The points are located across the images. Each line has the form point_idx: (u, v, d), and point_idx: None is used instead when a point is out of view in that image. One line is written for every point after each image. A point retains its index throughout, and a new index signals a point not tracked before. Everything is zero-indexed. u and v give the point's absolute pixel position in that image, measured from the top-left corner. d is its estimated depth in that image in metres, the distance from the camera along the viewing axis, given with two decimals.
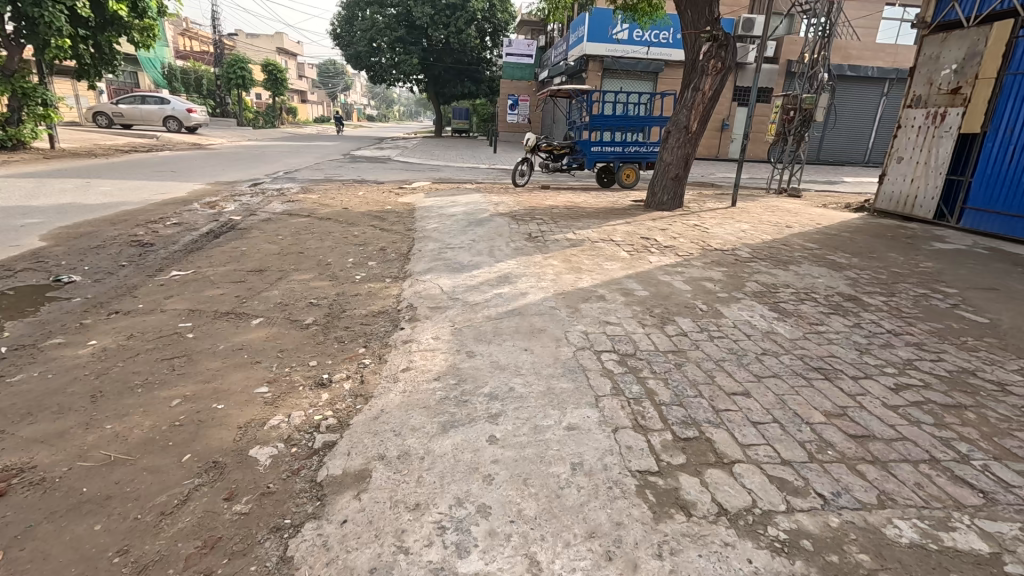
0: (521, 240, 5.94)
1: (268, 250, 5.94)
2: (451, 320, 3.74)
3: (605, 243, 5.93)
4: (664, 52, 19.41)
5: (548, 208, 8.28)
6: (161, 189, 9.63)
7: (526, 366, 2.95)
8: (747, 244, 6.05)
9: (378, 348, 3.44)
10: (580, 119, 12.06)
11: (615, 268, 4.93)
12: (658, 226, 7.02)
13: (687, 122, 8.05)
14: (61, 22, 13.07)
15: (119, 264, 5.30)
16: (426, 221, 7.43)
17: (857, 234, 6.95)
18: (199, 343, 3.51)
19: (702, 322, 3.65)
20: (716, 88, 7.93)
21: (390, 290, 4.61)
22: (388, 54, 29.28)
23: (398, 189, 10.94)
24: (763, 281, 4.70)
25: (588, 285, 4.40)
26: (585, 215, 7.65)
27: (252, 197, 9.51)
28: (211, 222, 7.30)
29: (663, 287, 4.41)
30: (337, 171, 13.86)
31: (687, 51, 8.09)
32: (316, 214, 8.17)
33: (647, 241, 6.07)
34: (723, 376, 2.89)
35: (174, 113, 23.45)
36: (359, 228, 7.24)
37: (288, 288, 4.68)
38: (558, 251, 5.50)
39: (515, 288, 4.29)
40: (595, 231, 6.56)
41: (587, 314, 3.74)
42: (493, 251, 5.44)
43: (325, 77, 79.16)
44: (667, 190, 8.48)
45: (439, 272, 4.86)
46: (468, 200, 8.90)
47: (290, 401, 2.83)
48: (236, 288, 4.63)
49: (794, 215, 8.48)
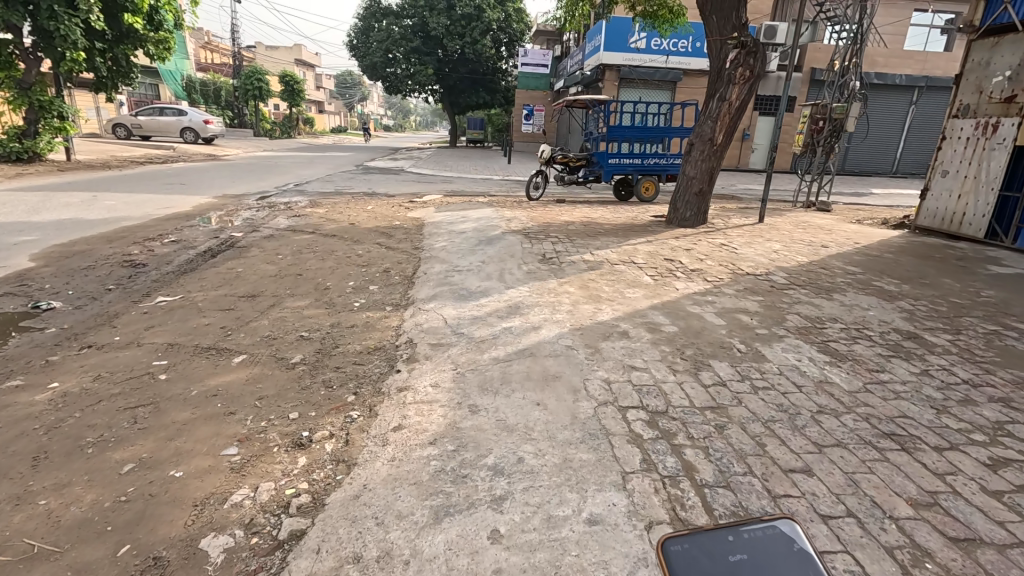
0: (534, 261, 5.51)
1: (265, 271, 5.60)
2: (454, 361, 3.31)
3: (625, 266, 5.46)
4: (682, 61, 18.96)
5: (563, 224, 7.84)
6: (166, 203, 9.42)
7: (539, 428, 2.50)
8: (782, 267, 5.53)
9: (371, 396, 3.02)
10: (596, 130, 11.66)
11: (638, 297, 4.46)
12: (682, 245, 6.54)
13: (713, 134, 7.56)
14: (77, 35, 13.08)
15: (106, 287, 4.98)
16: (434, 239, 7.05)
17: (901, 255, 6.37)
18: (171, 388, 3.12)
19: (742, 368, 3.17)
20: (743, 98, 7.44)
21: (389, 321, 4.20)
22: (403, 65, 29.34)
23: (408, 203, 10.63)
24: (806, 313, 4.18)
25: (609, 318, 3.94)
26: (603, 233, 7.20)
27: (258, 211, 9.25)
28: (212, 240, 7.01)
29: (693, 320, 3.93)
30: (348, 183, 13.62)
31: (712, 58, 7.61)
32: (321, 230, 7.85)
33: (671, 264, 5.59)
34: (776, 445, 2.40)
35: (191, 123, 23.53)
36: (365, 246, 6.88)
37: (281, 317, 4.30)
38: (575, 275, 5.06)
39: (527, 321, 3.85)
40: (614, 251, 6.10)
41: (609, 357, 3.27)
42: (504, 276, 5.02)
43: (343, 88, 80.30)
44: (690, 206, 7.99)
45: (444, 301, 4.44)
46: (479, 215, 8.51)
47: (261, 467, 2.41)
48: (223, 318, 4.26)
49: (827, 232, 7.92)
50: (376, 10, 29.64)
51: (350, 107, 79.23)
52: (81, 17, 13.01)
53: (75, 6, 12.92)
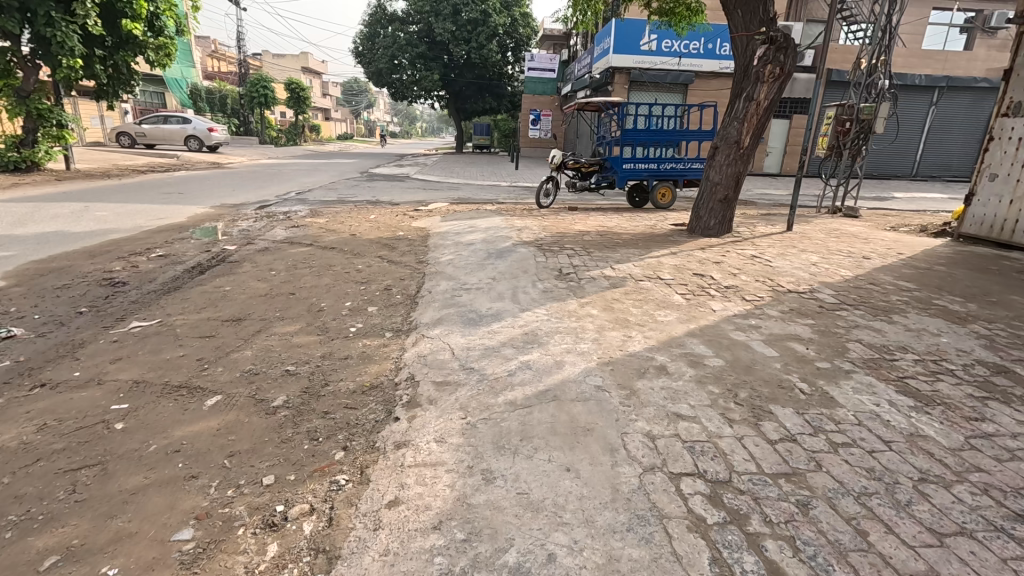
0: (551, 278, 4.99)
1: (257, 290, 5.12)
2: (462, 406, 2.77)
3: (652, 283, 4.92)
4: (695, 63, 18.43)
5: (578, 234, 7.32)
6: (160, 214, 9.00)
7: (572, 510, 1.96)
8: (826, 283, 4.98)
9: (364, 453, 2.49)
10: (609, 134, 11.15)
11: (671, 321, 3.92)
12: (710, 258, 6.00)
13: (739, 136, 7.02)
14: (74, 42, 12.72)
15: (78, 309, 4.51)
16: (440, 252, 6.55)
17: (952, 266, 5.79)
18: (125, 440, 2.62)
19: (812, 417, 2.61)
20: (772, 98, 6.91)
21: (389, 351, 3.68)
22: (409, 70, 29.07)
23: (413, 211, 10.17)
24: (869, 340, 3.63)
25: (642, 349, 3.40)
26: (622, 243, 6.68)
27: (255, 222, 8.80)
28: (202, 254, 6.55)
29: (739, 350, 3.39)
30: (351, 191, 13.18)
31: (738, 55, 7.10)
32: (320, 242, 7.38)
33: (702, 280, 5.05)
34: (884, 536, 1.85)
35: (195, 131, 23.23)
36: (365, 260, 6.39)
37: (266, 346, 3.79)
38: (597, 294, 4.53)
39: (548, 354, 3.32)
40: (637, 265, 5.58)
41: (648, 402, 2.73)
42: (518, 295, 4.50)
43: (349, 95, 80.58)
44: (715, 214, 7.44)
45: (451, 326, 3.92)
46: (488, 224, 8.02)
47: (219, 560, 1.89)
48: (201, 348, 3.76)
49: (864, 241, 7.33)
50: (382, 16, 29.41)
51: (356, 114, 79.33)
52: (77, 23, 12.63)
53: (71, 12, 12.54)
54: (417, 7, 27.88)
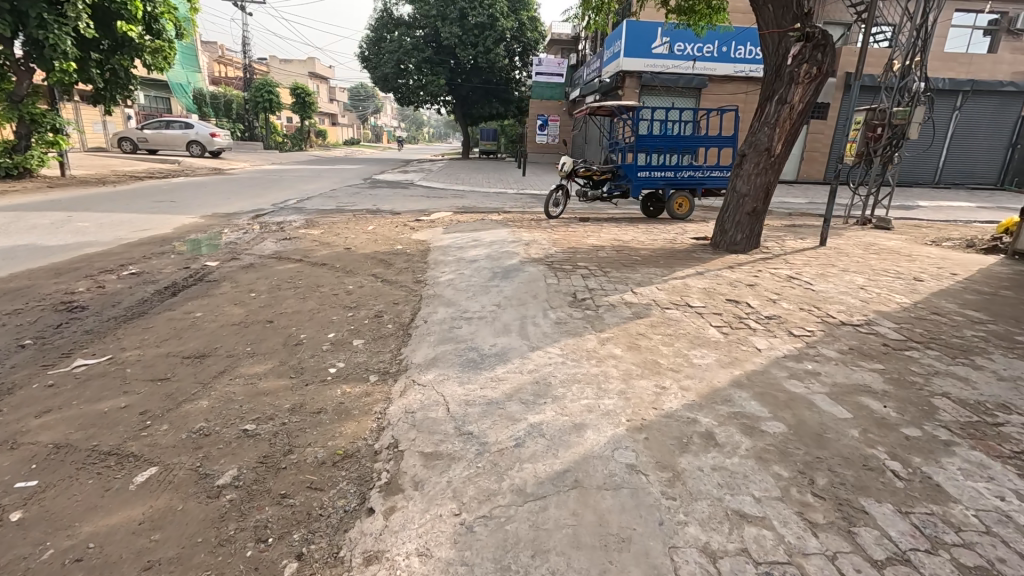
0: (563, 305, 4.36)
1: (232, 317, 4.53)
2: (456, 494, 2.14)
3: (680, 312, 4.28)
4: (709, 67, 17.80)
5: (591, 250, 6.68)
6: (145, 224, 8.47)
7: None
8: (882, 313, 4.33)
9: (323, 567, 1.86)
10: (623, 140, 10.52)
11: (710, 366, 3.27)
12: (741, 279, 5.35)
13: (770, 142, 6.37)
14: (67, 45, 12.30)
15: (20, 342, 3.91)
16: (440, 270, 5.94)
17: (1020, 291, 5.09)
18: (13, 547, 1.99)
19: (922, 520, 1.95)
20: (808, 100, 6.26)
21: (372, 403, 3.03)
22: (415, 75, 28.48)
23: (414, 221, 9.62)
24: (959, 393, 2.96)
25: (681, 408, 2.74)
26: (641, 261, 6.05)
27: (245, 233, 8.25)
28: (180, 271, 5.98)
29: (801, 408, 2.74)
30: (351, 199, 12.65)
31: (768, 54, 6.45)
32: (311, 257, 6.79)
33: (738, 308, 4.40)
34: None
35: (197, 137, 22.86)
36: (357, 278, 5.80)
37: (227, 394, 3.17)
38: (620, 327, 3.90)
39: (564, 414, 2.68)
40: (660, 288, 4.95)
41: (699, 494, 2.08)
42: (526, 328, 3.86)
43: (356, 100, 80.86)
44: (741, 227, 6.78)
45: (447, 370, 3.29)
46: (493, 237, 7.44)
47: None
48: (148, 397, 3.14)
49: (907, 258, 6.64)
50: (388, 21, 29.04)
51: (363, 119, 79.29)
52: (69, 25, 12.23)
53: (62, 13, 12.15)
54: (423, 12, 27.43)
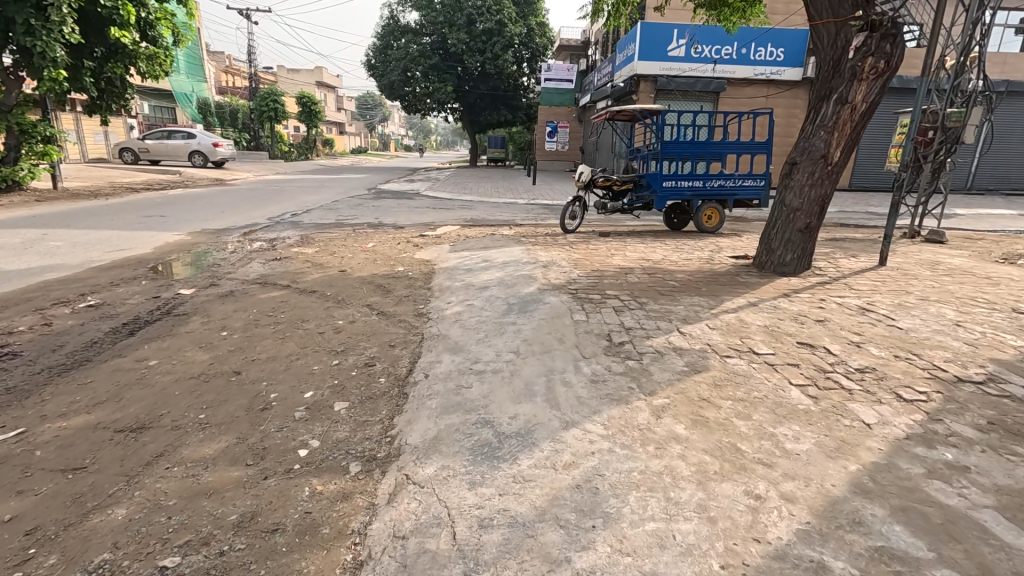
0: (597, 353, 3.50)
1: (193, 367, 3.72)
2: None
3: (746, 363, 3.40)
4: (728, 70, 16.96)
5: (619, 273, 5.82)
6: (124, 244, 7.73)
7: None
8: (1003, 363, 3.42)
9: None
10: (645, 146, 9.67)
11: (813, 456, 2.38)
12: (807, 313, 4.47)
13: (826, 149, 5.51)
14: (57, 52, 11.67)
15: None
16: (445, 299, 5.09)
17: None
18: None
19: None
20: (871, 100, 5.40)
21: (350, 516, 2.19)
22: (421, 83, 27.95)
23: (418, 237, 8.82)
24: None
25: (793, 539, 1.87)
26: (681, 288, 5.17)
27: (231, 253, 7.47)
28: (145, 302, 5.18)
29: (975, 544, 1.86)
30: (352, 212, 11.90)
31: (823, 47, 5.58)
32: (299, 283, 5.98)
33: (817, 357, 3.52)
34: None
35: (200, 147, 22.27)
36: (348, 310, 4.97)
37: (153, 497, 2.33)
38: (676, 387, 3.04)
39: (625, 552, 1.82)
40: (712, 327, 4.08)
41: None
42: (554, 391, 3.00)
43: (363, 110, 81.45)
44: (792, 246, 5.90)
45: (453, 461, 2.44)
46: (505, 257, 6.61)
47: None
48: (49, 500, 2.31)
49: (988, 281, 5.71)
50: (394, 28, 28.47)
51: (371, 128, 79.09)
52: (56, 31, 11.52)
53: (48, 18, 11.46)
54: (430, 18, 26.82)
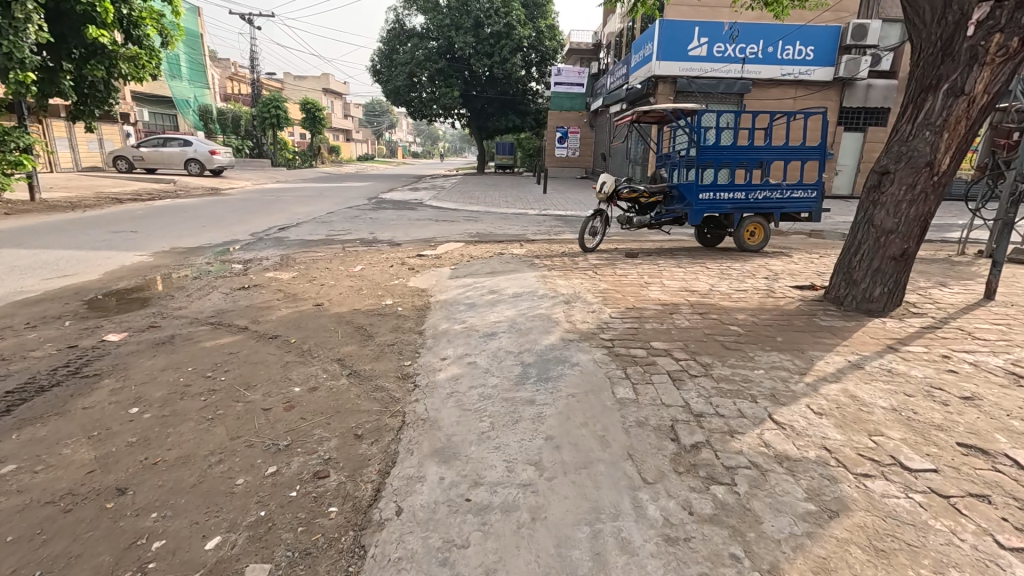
0: (666, 472, 2.27)
1: (58, 480, 2.51)
2: None
3: (906, 495, 2.14)
4: (755, 70, 15.67)
5: (662, 313, 4.58)
6: (71, 267, 6.60)
7: None
8: None
9: None
10: (678, 152, 8.40)
11: None
12: (939, 382, 3.20)
13: (931, 155, 4.27)
14: (24, 52, 10.58)
15: None
16: (439, 353, 3.87)
17: None
18: None
19: None
20: (996, 90, 4.11)
21: None
22: (428, 88, 27.00)
23: (414, 257, 7.66)
24: None
25: None
26: (749, 340, 3.91)
27: (192, 280, 6.30)
28: (55, 354, 4.02)
29: None
30: (345, 225, 10.79)
31: (926, 23, 4.34)
32: (260, 323, 4.80)
33: (1010, 478, 2.25)
34: None
35: (197, 155, 21.47)
36: (310, 369, 3.77)
37: None
38: (815, 559, 1.80)
39: None
40: (820, 413, 2.81)
41: None
42: (607, 567, 1.78)
43: (370, 116, 81.58)
44: (882, 277, 4.65)
45: None
46: (515, 287, 5.40)
47: None
48: None
49: None
50: (400, 32, 27.49)
51: (377, 134, 78.62)
52: (23, 29, 10.46)
53: (12, 15, 10.37)
54: (436, 21, 25.84)
